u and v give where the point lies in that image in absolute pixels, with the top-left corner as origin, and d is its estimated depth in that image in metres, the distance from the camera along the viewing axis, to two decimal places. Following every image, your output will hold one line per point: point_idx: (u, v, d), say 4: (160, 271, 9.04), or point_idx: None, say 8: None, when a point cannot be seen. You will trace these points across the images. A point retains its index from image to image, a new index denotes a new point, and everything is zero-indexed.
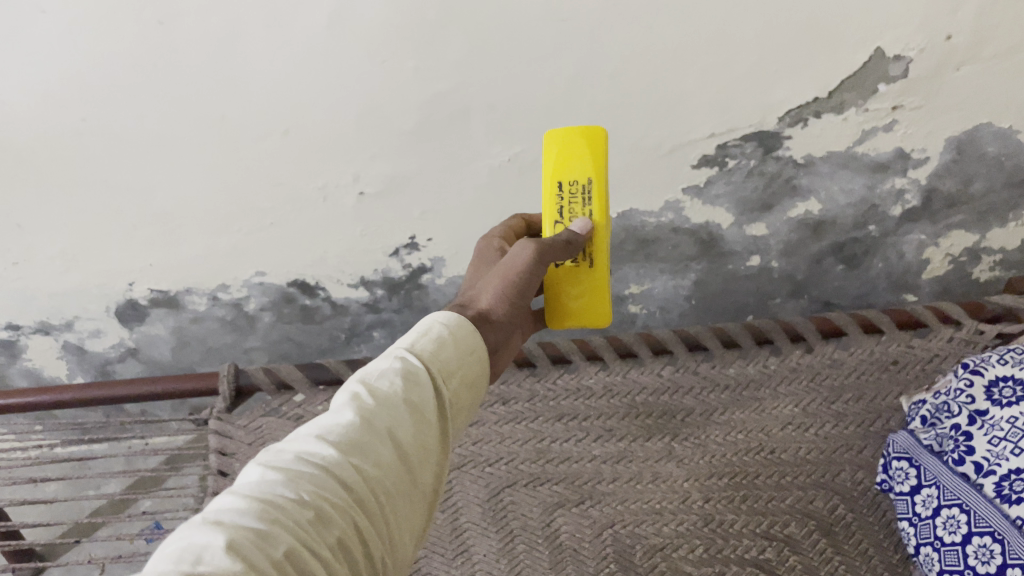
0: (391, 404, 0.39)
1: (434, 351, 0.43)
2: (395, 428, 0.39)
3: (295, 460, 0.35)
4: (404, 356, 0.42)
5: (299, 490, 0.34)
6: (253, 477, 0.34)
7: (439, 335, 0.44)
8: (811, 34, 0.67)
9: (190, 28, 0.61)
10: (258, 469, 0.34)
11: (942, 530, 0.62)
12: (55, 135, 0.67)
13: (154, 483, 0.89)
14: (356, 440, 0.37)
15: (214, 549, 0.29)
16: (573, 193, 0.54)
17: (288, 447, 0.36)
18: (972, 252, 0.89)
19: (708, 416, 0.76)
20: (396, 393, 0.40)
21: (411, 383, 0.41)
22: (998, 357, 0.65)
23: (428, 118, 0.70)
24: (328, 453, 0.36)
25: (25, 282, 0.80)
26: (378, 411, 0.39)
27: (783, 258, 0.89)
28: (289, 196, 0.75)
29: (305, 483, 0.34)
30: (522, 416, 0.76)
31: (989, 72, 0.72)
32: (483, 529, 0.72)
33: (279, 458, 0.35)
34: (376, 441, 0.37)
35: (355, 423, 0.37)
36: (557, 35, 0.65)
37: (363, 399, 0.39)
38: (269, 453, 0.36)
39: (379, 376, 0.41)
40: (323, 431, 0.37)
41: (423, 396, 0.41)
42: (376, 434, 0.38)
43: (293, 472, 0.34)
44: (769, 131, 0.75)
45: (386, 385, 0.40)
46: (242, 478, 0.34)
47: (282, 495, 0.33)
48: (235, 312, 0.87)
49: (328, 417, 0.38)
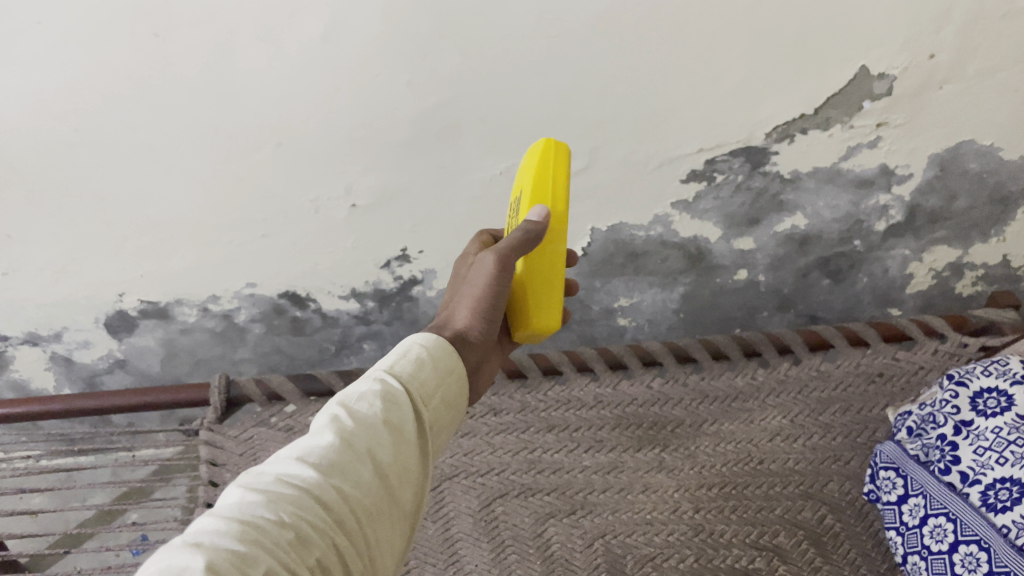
0: (371, 426, 0.39)
1: (413, 372, 0.43)
2: (374, 448, 0.39)
3: (275, 482, 0.35)
4: (384, 377, 0.42)
5: (279, 511, 0.34)
6: (233, 500, 0.34)
7: (419, 356, 0.44)
8: (798, 52, 0.68)
9: (185, 40, 0.61)
10: (237, 490, 0.34)
11: (930, 539, 0.63)
12: (48, 146, 0.67)
13: (141, 494, 0.88)
14: (336, 462, 0.37)
15: (193, 571, 0.29)
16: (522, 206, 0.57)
17: (267, 469, 0.36)
18: (954, 267, 0.91)
19: (697, 427, 0.77)
20: (375, 415, 0.40)
21: (390, 404, 0.41)
22: (982, 369, 0.66)
23: (421, 131, 0.71)
24: (308, 474, 0.36)
25: (14, 292, 0.80)
26: (358, 432, 0.39)
27: (770, 272, 0.90)
28: (282, 208, 0.76)
29: (285, 504, 0.34)
30: (513, 427, 0.77)
31: (971, 90, 0.73)
32: (476, 540, 0.71)
33: (259, 480, 0.35)
34: (356, 462, 0.38)
35: (334, 445, 0.37)
36: (549, 51, 0.66)
37: (342, 421, 0.39)
38: (248, 476, 0.36)
39: (358, 398, 0.40)
40: (303, 453, 0.37)
41: (402, 416, 0.41)
42: (356, 455, 0.38)
43: (273, 494, 0.34)
44: (757, 147, 0.76)
45: (366, 407, 0.40)
46: (222, 500, 0.34)
47: (262, 517, 0.33)
48: (224, 324, 0.87)
49: (308, 439, 0.38)
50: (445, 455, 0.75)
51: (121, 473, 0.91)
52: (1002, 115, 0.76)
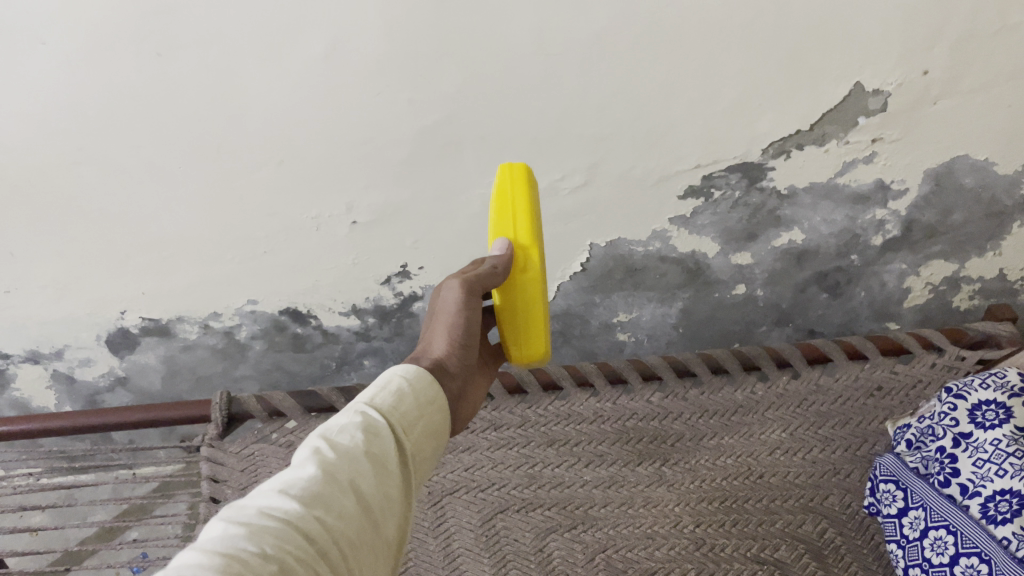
0: (353, 457, 0.40)
1: (393, 404, 0.44)
2: (357, 480, 0.39)
3: (258, 514, 0.35)
4: (365, 411, 0.43)
5: (264, 543, 0.33)
6: (216, 532, 0.34)
7: (398, 388, 0.45)
8: (793, 68, 0.69)
9: (188, 60, 0.62)
10: (220, 523, 0.34)
11: (930, 551, 0.63)
12: (51, 165, 0.67)
13: (143, 511, 0.88)
14: (319, 494, 0.37)
15: None
16: None
17: (249, 502, 0.36)
18: (951, 281, 0.91)
19: (697, 441, 0.77)
20: (357, 446, 0.40)
21: (371, 436, 0.42)
22: (980, 382, 0.67)
23: (421, 148, 0.71)
24: (291, 506, 0.36)
25: (16, 310, 0.80)
26: (340, 464, 0.39)
27: (768, 287, 0.90)
28: (283, 225, 0.76)
29: (269, 536, 0.34)
30: (514, 442, 0.77)
31: (965, 106, 0.74)
32: (477, 554, 0.71)
33: (242, 513, 0.35)
34: (339, 493, 0.38)
35: (316, 477, 0.38)
36: (548, 69, 0.67)
37: (324, 453, 0.39)
38: (230, 509, 0.36)
39: (339, 431, 0.41)
40: (285, 485, 0.37)
41: (384, 448, 0.42)
42: (339, 486, 0.38)
43: (256, 526, 0.34)
44: (753, 162, 0.77)
45: (347, 439, 0.41)
46: (205, 533, 0.33)
47: (246, 548, 0.33)
48: (226, 341, 0.87)
49: (289, 472, 0.38)
50: (446, 470, 0.75)
51: (121, 490, 0.91)
52: (996, 130, 0.77)
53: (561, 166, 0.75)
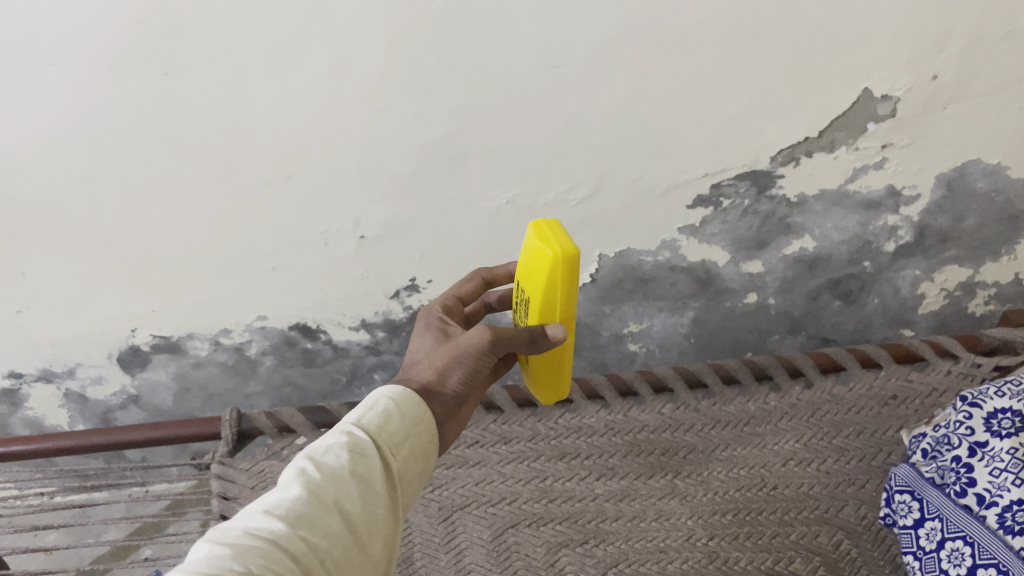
0: (338, 478, 0.40)
1: (381, 424, 0.44)
2: (342, 500, 0.40)
3: (243, 534, 0.36)
4: (351, 430, 0.43)
5: (248, 563, 0.34)
6: (201, 554, 0.34)
7: (386, 408, 0.45)
8: (800, 75, 0.69)
9: (195, 79, 0.62)
10: (205, 545, 0.35)
11: (947, 563, 0.62)
12: (62, 186, 0.68)
13: (156, 529, 0.89)
14: (304, 514, 0.38)
15: None
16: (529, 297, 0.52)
17: (235, 523, 0.37)
18: (966, 286, 0.90)
19: (710, 453, 0.77)
20: (342, 467, 0.41)
21: (357, 457, 0.42)
22: (996, 390, 0.66)
23: (428, 162, 0.71)
24: (276, 527, 0.36)
25: (28, 330, 0.81)
26: (326, 485, 0.40)
27: (780, 295, 0.90)
28: (291, 241, 0.76)
29: (253, 557, 0.35)
30: (525, 456, 0.77)
31: (976, 109, 0.73)
32: (488, 570, 0.70)
33: (227, 535, 0.36)
34: (324, 513, 0.38)
35: (301, 497, 0.38)
36: (552, 80, 0.66)
37: (309, 474, 0.40)
38: (215, 531, 0.36)
39: (325, 451, 0.41)
40: (269, 506, 0.38)
41: (370, 468, 0.42)
42: (324, 506, 0.39)
43: (241, 547, 0.35)
44: (762, 170, 0.76)
45: (332, 459, 0.41)
46: (190, 556, 0.34)
47: (231, 568, 0.33)
48: (236, 357, 0.88)
49: (275, 493, 0.39)
50: (456, 485, 0.75)
51: (134, 508, 0.92)
52: (1008, 133, 0.76)
53: (567, 178, 0.75)
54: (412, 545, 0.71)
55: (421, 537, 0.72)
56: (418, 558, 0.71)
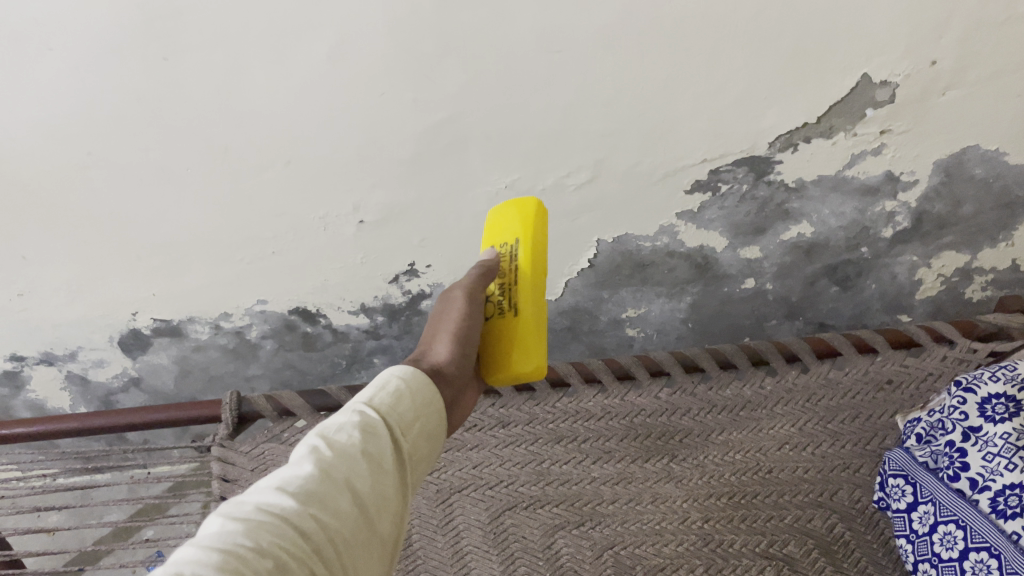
0: (349, 456, 0.41)
1: (392, 404, 0.45)
2: (352, 478, 0.40)
3: (255, 510, 0.36)
4: (362, 410, 0.44)
5: (259, 539, 0.35)
6: (213, 529, 0.35)
7: (396, 389, 0.46)
8: (799, 62, 0.69)
9: (194, 64, 0.62)
10: (218, 519, 0.35)
11: (940, 546, 0.63)
12: (62, 170, 0.68)
13: (158, 510, 0.90)
14: (316, 492, 0.38)
15: None
16: (505, 254, 0.60)
17: (247, 498, 0.37)
18: (963, 272, 0.91)
19: (706, 436, 0.78)
20: (353, 446, 0.41)
21: (368, 435, 0.43)
22: (990, 375, 0.66)
23: (427, 147, 0.72)
24: (288, 503, 0.37)
25: (30, 313, 0.81)
26: (336, 463, 0.40)
27: (778, 280, 0.90)
28: (291, 226, 0.77)
29: (264, 533, 0.35)
30: (522, 439, 0.77)
31: (975, 96, 0.73)
32: (485, 552, 0.72)
33: (239, 510, 0.36)
34: (335, 491, 0.39)
35: (313, 474, 0.39)
36: (551, 66, 0.66)
37: (321, 451, 0.41)
38: (228, 505, 0.37)
39: (337, 430, 0.42)
40: (282, 483, 0.38)
41: (380, 447, 0.43)
42: (335, 484, 0.39)
43: (253, 522, 0.36)
44: (760, 156, 0.77)
45: (344, 438, 0.42)
46: (202, 530, 0.35)
47: (242, 544, 0.34)
48: (237, 340, 0.88)
49: (287, 469, 0.39)
50: (454, 468, 0.76)
51: (136, 489, 0.93)
52: (1007, 119, 0.76)
53: (566, 164, 0.75)
54: (413, 527, 0.73)
55: (419, 519, 0.74)
56: (417, 544, 0.72)
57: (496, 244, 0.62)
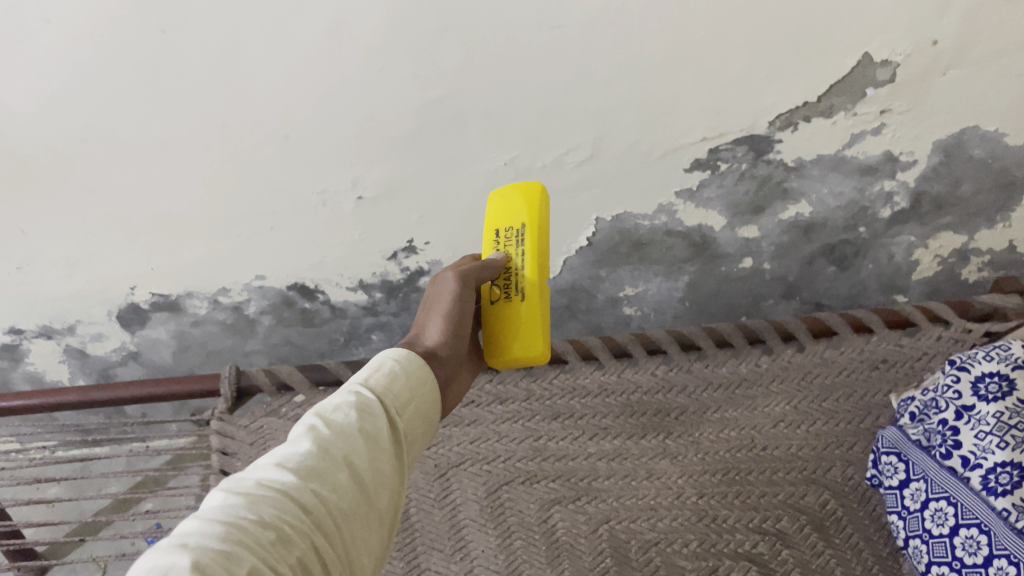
0: (346, 434, 0.41)
1: (387, 385, 0.45)
2: (350, 455, 0.41)
3: (256, 485, 0.37)
4: (358, 390, 0.44)
5: (260, 512, 0.35)
6: (215, 503, 0.35)
7: (391, 369, 0.46)
8: (800, 40, 0.68)
9: (192, 36, 0.62)
10: (220, 494, 0.36)
11: (930, 522, 0.64)
12: (61, 144, 0.68)
13: (157, 483, 0.90)
14: (314, 468, 0.39)
15: (179, 567, 0.30)
16: (508, 239, 0.60)
17: (247, 475, 0.38)
18: (960, 253, 0.91)
19: (701, 414, 0.78)
20: (350, 424, 0.42)
21: (365, 415, 0.43)
22: (984, 354, 0.66)
23: (426, 123, 0.71)
24: (288, 479, 0.37)
25: (28, 287, 0.81)
26: (335, 440, 0.41)
27: (775, 260, 0.90)
28: (289, 201, 0.77)
29: (266, 506, 0.36)
30: (520, 415, 0.78)
31: (976, 75, 0.73)
32: (482, 525, 0.73)
33: (241, 485, 0.37)
34: (333, 467, 0.39)
35: (312, 451, 0.39)
36: (551, 41, 0.66)
37: (319, 429, 0.41)
38: (229, 482, 0.37)
39: (334, 409, 0.43)
40: (281, 459, 0.39)
41: (377, 426, 0.43)
42: (333, 461, 0.40)
43: (254, 496, 0.36)
44: (760, 135, 0.76)
45: (341, 416, 0.42)
46: (205, 504, 0.35)
47: (244, 516, 0.34)
48: (235, 316, 0.89)
49: (286, 447, 0.40)
50: (452, 443, 0.77)
51: (135, 463, 0.94)
52: (1007, 100, 0.76)
53: (565, 141, 0.75)
54: (412, 501, 0.74)
55: (418, 493, 0.75)
56: (415, 518, 0.73)
57: (495, 225, 0.61)
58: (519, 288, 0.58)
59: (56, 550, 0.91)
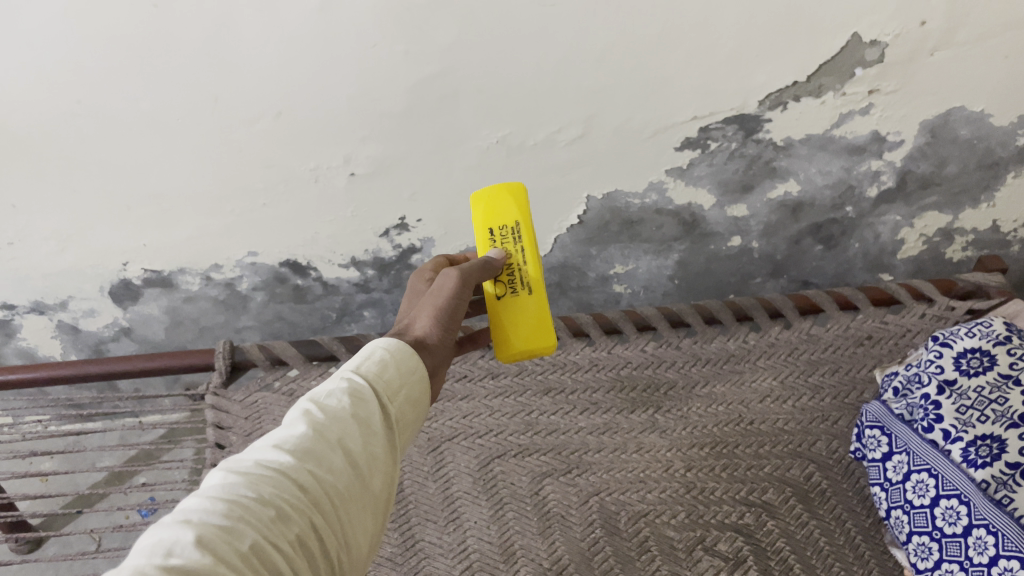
0: (340, 418, 0.42)
1: (378, 372, 0.46)
2: (345, 438, 0.41)
3: (254, 465, 0.38)
4: (350, 377, 0.45)
5: (260, 490, 0.36)
6: (216, 481, 0.36)
7: (382, 358, 0.47)
8: (791, 20, 0.69)
9: (184, 11, 0.61)
10: (220, 473, 0.37)
11: (912, 493, 0.66)
12: (53, 118, 0.68)
13: (151, 457, 0.91)
14: (310, 450, 0.40)
15: (184, 542, 0.31)
16: (504, 237, 0.60)
17: (246, 456, 0.39)
18: (944, 232, 0.92)
19: (690, 389, 0.80)
20: (344, 409, 0.43)
21: (358, 401, 0.44)
22: (966, 331, 0.69)
23: (418, 100, 0.72)
24: (285, 459, 0.38)
25: (20, 263, 0.82)
26: (328, 424, 0.42)
27: (764, 238, 0.91)
28: (282, 177, 0.77)
29: (264, 484, 0.37)
30: (511, 390, 0.79)
31: (964, 56, 0.74)
32: (474, 498, 0.74)
33: (240, 465, 0.38)
34: (328, 449, 0.40)
35: (307, 434, 0.40)
36: (544, 19, 0.66)
37: (314, 414, 0.42)
38: (229, 462, 0.38)
39: (327, 395, 0.44)
40: (278, 441, 0.40)
41: (369, 411, 0.44)
42: (329, 444, 0.41)
43: (253, 475, 0.37)
44: (750, 114, 0.77)
45: (334, 402, 0.43)
46: (206, 483, 0.36)
47: (245, 494, 0.35)
48: (227, 292, 0.89)
49: (281, 430, 0.41)
50: (444, 417, 0.78)
51: (129, 437, 0.95)
52: (994, 81, 0.77)
53: (556, 119, 0.75)
54: (404, 473, 0.75)
55: (410, 466, 0.76)
56: (408, 491, 0.74)
57: (486, 224, 0.61)
58: (522, 284, 0.60)
59: (51, 523, 0.91)
